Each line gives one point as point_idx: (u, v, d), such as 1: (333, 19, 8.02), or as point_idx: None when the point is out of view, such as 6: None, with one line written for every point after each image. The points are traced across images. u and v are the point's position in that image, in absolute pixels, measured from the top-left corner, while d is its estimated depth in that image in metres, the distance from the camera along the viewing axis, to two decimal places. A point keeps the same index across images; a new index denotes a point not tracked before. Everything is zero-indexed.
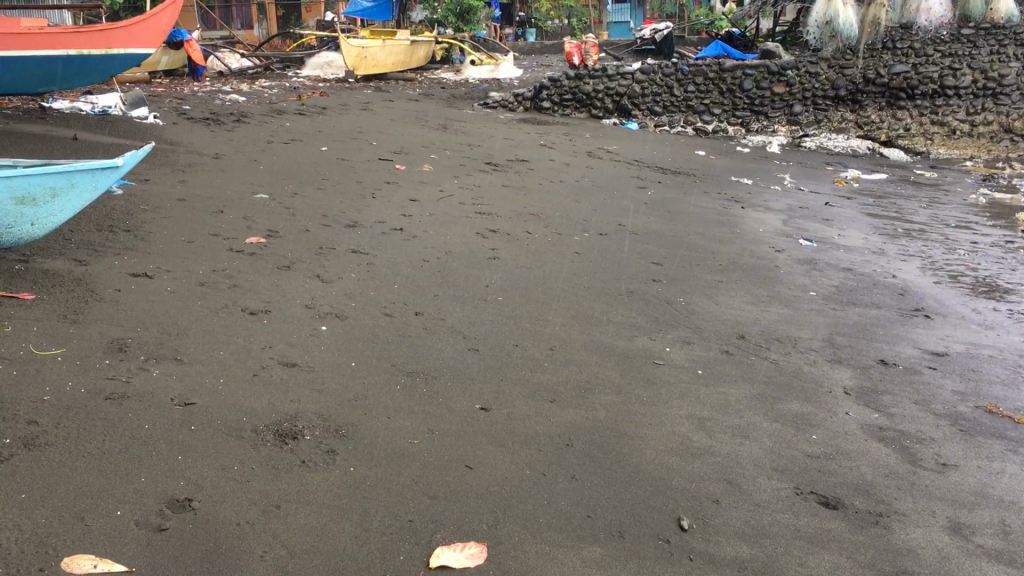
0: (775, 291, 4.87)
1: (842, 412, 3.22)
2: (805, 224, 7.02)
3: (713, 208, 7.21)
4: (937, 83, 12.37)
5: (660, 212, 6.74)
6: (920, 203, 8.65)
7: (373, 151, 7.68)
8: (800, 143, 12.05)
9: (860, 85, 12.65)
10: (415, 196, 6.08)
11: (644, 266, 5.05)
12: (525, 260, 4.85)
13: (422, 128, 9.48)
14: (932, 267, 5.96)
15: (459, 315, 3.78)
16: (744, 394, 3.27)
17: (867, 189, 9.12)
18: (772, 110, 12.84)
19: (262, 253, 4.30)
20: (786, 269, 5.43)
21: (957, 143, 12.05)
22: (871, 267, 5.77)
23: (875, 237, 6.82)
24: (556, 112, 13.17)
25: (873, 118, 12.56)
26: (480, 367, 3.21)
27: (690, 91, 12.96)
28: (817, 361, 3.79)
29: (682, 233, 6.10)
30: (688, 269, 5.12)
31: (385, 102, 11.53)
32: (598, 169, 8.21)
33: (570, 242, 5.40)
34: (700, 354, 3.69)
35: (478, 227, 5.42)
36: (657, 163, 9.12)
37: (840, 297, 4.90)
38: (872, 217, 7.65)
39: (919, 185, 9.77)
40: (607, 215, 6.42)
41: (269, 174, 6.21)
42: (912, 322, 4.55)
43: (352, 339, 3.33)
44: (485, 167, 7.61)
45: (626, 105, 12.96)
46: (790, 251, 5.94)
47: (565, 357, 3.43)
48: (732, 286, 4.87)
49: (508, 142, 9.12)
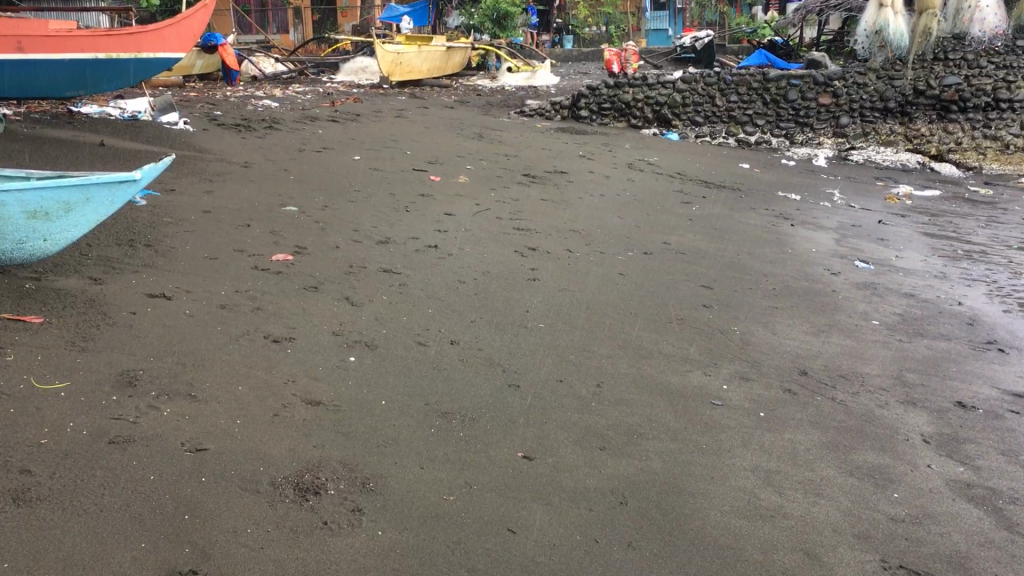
0: (835, 319, 4.55)
1: (923, 464, 2.90)
2: (859, 245, 6.68)
3: (761, 226, 6.88)
4: (990, 96, 11.96)
5: (706, 230, 6.44)
6: (977, 222, 8.27)
7: (408, 161, 7.44)
8: (847, 156, 11.71)
9: (910, 97, 12.23)
10: (450, 211, 5.82)
11: (694, 290, 4.74)
12: (567, 282, 4.56)
13: (458, 137, 9.24)
14: (998, 293, 5.61)
15: (498, 344, 3.50)
16: (813, 442, 2.96)
17: (920, 207, 8.75)
18: (817, 122, 12.46)
19: (288, 271, 4.06)
20: (843, 295, 5.11)
21: (1011, 159, 11.70)
22: (933, 293, 5.44)
23: (934, 260, 6.46)
24: (594, 120, 12.80)
25: (924, 131, 12.20)
26: (523, 406, 2.93)
27: (733, 101, 12.55)
28: (887, 401, 3.47)
29: (731, 254, 5.79)
30: (740, 293, 4.81)
31: (420, 109, 11.30)
32: (641, 183, 7.92)
33: (615, 262, 5.11)
34: (760, 392, 3.39)
35: (517, 245, 5.15)
36: (700, 176, 8.81)
37: (905, 327, 4.56)
38: (929, 237, 7.29)
39: (974, 203, 9.36)
40: (652, 232, 6.13)
41: (299, 185, 5.99)
42: (986, 357, 4.21)
43: (383, 371, 3.07)
44: (523, 179, 7.35)
45: (667, 115, 12.63)
46: (847, 275, 5.62)
47: (614, 396, 3.13)
48: (788, 313, 4.55)
49: (546, 152, 8.86)
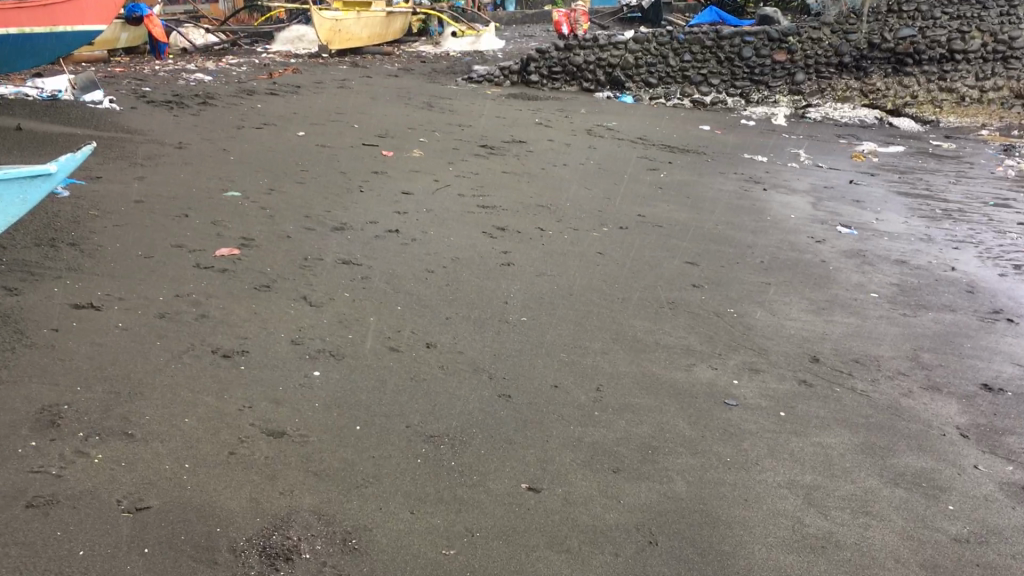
0: (833, 293, 4.24)
1: (970, 465, 2.58)
2: (836, 208, 6.40)
3: (732, 191, 6.57)
4: (945, 47, 11.72)
5: (678, 198, 6.10)
6: (947, 178, 8.08)
7: (357, 136, 6.97)
8: (804, 114, 11.39)
9: (864, 51, 11.98)
10: (408, 189, 5.39)
11: (680, 267, 4.39)
12: (545, 266, 4.18)
13: (408, 107, 8.77)
14: (988, 255, 5.36)
15: (481, 345, 3.11)
16: (846, 443, 2.63)
17: (887, 164, 8.53)
18: (773, 79, 12.16)
19: (235, 268, 3.61)
20: (834, 265, 4.80)
21: (967, 111, 11.51)
22: (924, 257, 5.17)
23: (915, 220, 6.21)
24: (545, 85, 12.39)
25: (879, 86, 11.88)
26: (519, 423, 2.55)
27: (686, 60, 12.30)
28: (910, 388, 3.15)
29: (709, 224, 5.45)
30: (728, 269, 4.47)
31: (364, 79, 10.78)
32: (603, 150, 7.54)
33: (591, 240, 4.75)
34: (773, 384, 3.05)
35: (484, 225, 4.75)
36: (663, 140, 8.48)
37: (906, 300, 4.27)
38: (904, 196, 7.06)
39: (939, 157, 9.18)
40: (623, 203, 5.76)
41: (241, 166, 5.49)
42: (998, 330, 3.93)
43: (355, 387, 2.66)
44: (480, 150, 6.93)
45: (620, 77, 12.23)
46: (832, 242, 5.32)
47: (618, 401, 2.77)
48: (782, 289, 4.23)
49: (501, 121, 8.43)
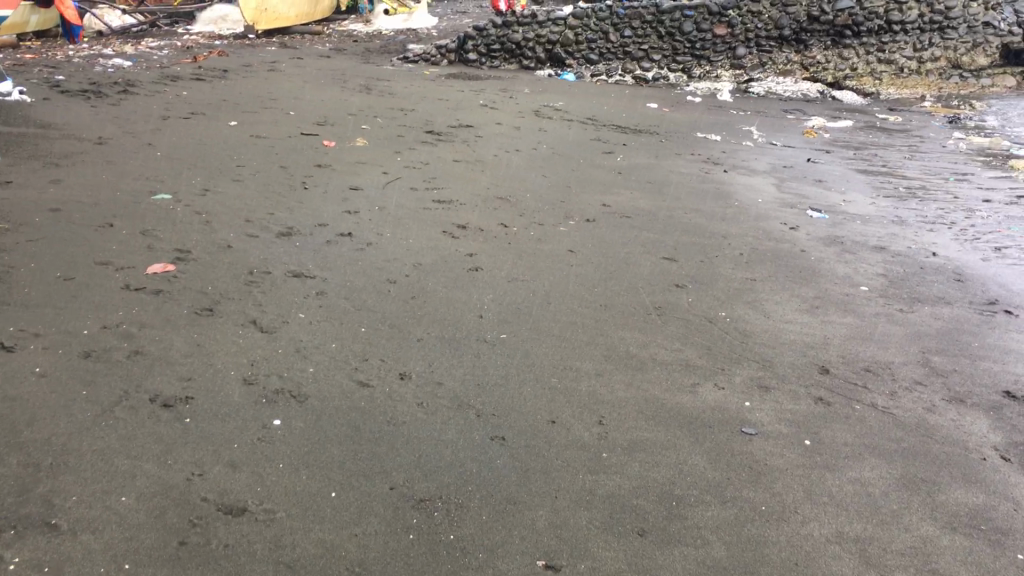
0: (822, 289, 3.95)
1: (1023, 497, 2.30)
2: (801, 189, 6.16)
3: (692, 175, 6.28)
4: (883, 19, 11.66)
5: (640, 185, 5.79)
6: (902, 152, 7.91)
7: (293, 124, 6.48)
8: (748, 89, 11.22)
9: (805, 23, 11.72)
10: (355, 184, 4.97)
11: (658, 266, 4.07)
12: (516, 271, 3.82)
13: (343, 90, 8.28)
14: (965, 236, 5.15)
15: (461, 375, 2.74)
16: (884, 478, 2.34)
17: (840, 140, 8.34)
18: (714, 54, 11.84)
19: (171, 288, 3.17)
20: (815, 255, 4.53)
21: (906, 82, 11.62)
22: (902, 242, 4.93)
23: (882, 201, 5.99)
24: (483, 64, 12.04)
25: (819, 58, 11.74)
26: (520, 475, 2.20)
27: (627, 35, 11.84)
28: (931, 400, 2.86)
29: (678, 213, 5.15)
30: (709, 265, 4.17)
31: (294, 60, 10.23)
32: (554, 133, 7.18)
33: (558, 236, 4.40)
34: (789, 404, 2.74)
35: (445, 225, 4.37)
36: (613, 120, 8.16)
37: (898, 293, 4.00)
38: (864, 174, 6.85)
39: (889, 131, 9.02)
40: (585, 192, 5.42)
41: (168, 162, 5.00)
42: (1000, 323, 3.67)
43: (325, 439, 2.27)
44: (426, 136, 6.52)
45: (560, 55, 11.90)
46: (806, 228, 5.06)
47: (626, 437, 2.43)
48: (770, 286, 3.93)
49: (444, 103, 7.99)
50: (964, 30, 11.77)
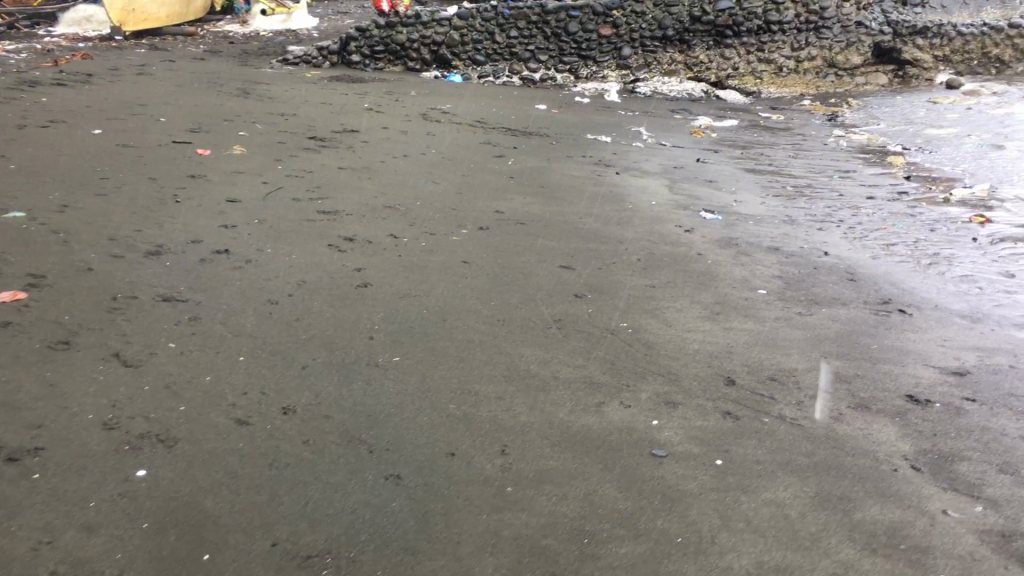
0: (721, 294, 3.89)
1: (939, 510, 2.23)
2: (693, 190, 6.15)
3: (585, 178, 6.19)
4: (761, 19, 11.89)
5: (533, 190, 5.66)
6: (786, 151, 8.03)
7: (165, 132, 6.11)
8: (634, 89, 11.28)
9: (687, 23, 11.82)
10: (232, 195, 4.67)
11: (554, 276, 3.94)
12: (406, 286, 3.62)
13: (220, 94, 7.90)
14: (854, 234, 5.20)
15: (350, 405, 2.53)
16: (799, 496, 2.24)
17: (727, 139, 8.42)
18: (600, 54, 11.83)
19: (22, 319, 2.86)
20: (712, 258, 4.48)
21: (785, 81, 11.97)
22: (794, 242, 4.93)
23: (772, 200, 6.02)
24: (366, 66, 11.65)
25: (702, 58, 11.93)
26: (417, 520, 2.02)
27: (513, 36, 11.72)
28: (838, 408, 2.80)
29: (572, 218, 5.04)
30: (606, 272, 4.06)
31: (167, 63, 9.74)
32: (443, 137, 7.00)
33: (450, 247, 4.23)
34: (697, 421, 2.63)
35: (330, 238, 4.14)
36: (502, 123, 8.02)
37: (795, 295, 3.97)
38: (753, 174, 6.90)
39: (772, 129, 9.15)
40: (476, 198, 5.25)
41: (23, 176, 4.60)
42: (896, 323, 3.66)
43: (197, 492, 2.04)
44: (309, 143, 6.24)
45: (446, 56, 11.68)
46: (700, 231, 5.02)
47: (530, 468, 2.27)
48: (669, 293, 3.84)
49: (327, 108, 7.70)
50: (839, 30, 12.08)
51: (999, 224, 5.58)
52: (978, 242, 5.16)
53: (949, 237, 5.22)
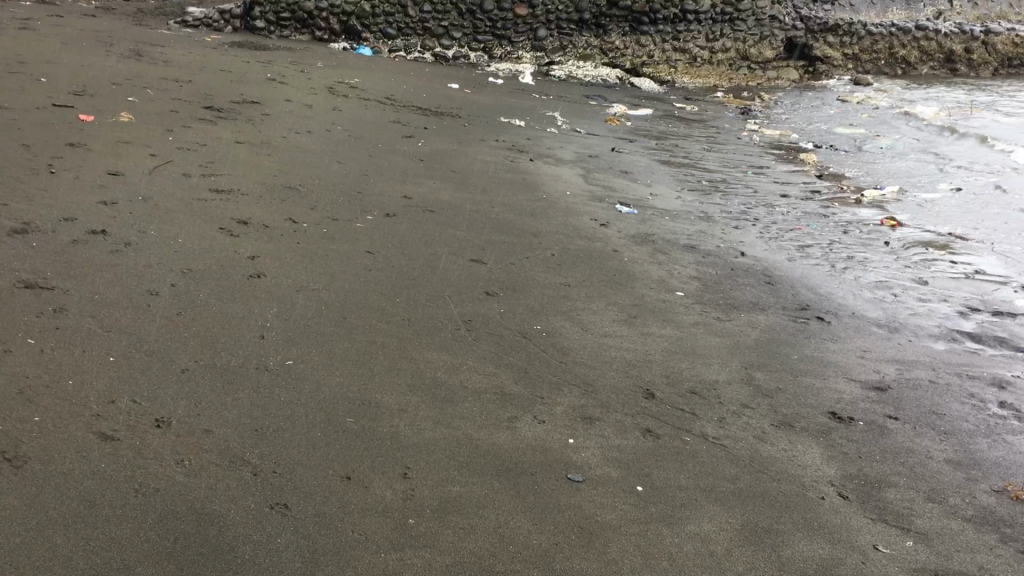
0: (639, 295, 3.73)
1: (870, 546, 2.09)
2: (609, 181, 5.99)
3: (498, 164, 5.97)
4: (678, 7, 11.78)
5: (444, 175, 5.41)
6: (701, 143, 7.97)
7: (45, 93, 5.62)
8: (549, 72, 11.16)
9: (604, 8, 11.60)
10: (115, 168, 4.29)
11: (464, 271, 3.71)
12: (304, 278, 3.34)
13: (110, 54, 7.38)
14: (770, 234, 5.11)
15: (235, 416, 2.26)
16: (725, 530, 2.07)
17: (642, 128, 8.30)
18: (515, 34, 11.53)
19: None
20: (628, 256, 4.32)
21: (699, 72, 11.96)
22: (710, 240, 4.82)
23: (687, 195, 5.92)
24: (272, 33, 11.05)
25: (617, 44, 11.74)
26: (306, 561, 1.77)
27: (426, 11, 11.35)
28: (761, 426, 2.65)
29: (484, 207, 4.81)
30: (518, 269, 3.86)
31: (53, 18, 9.09)
32: (350, 113, 6.67)
33: (353, 235, 3.96)
34: (616, 440, 2.44)
35: (223, 222, 3.81)
36: (412, 101, 7.73)
37: (713, 298, 3.83)
38: (667, 165, 6.79)
39: (686, 120, 9.09)
40: (383, 181, 4.98)
41: None
42: (814, 332, 3.56)
43: (45, 527, 1.75)
44: (205, 113, 5.85)
45: (356, 28, 11.20)
46: (616, 224, 4.86)
47: (437, 496, 2.05)
48: (583, 292, 3.66)
49: (227, 75, 7.26)
50: (753, 23, 12.13)
51: (909, 228, 5.59)
52: (889, 246, 5.15)
53: (862, 241, 5.19)
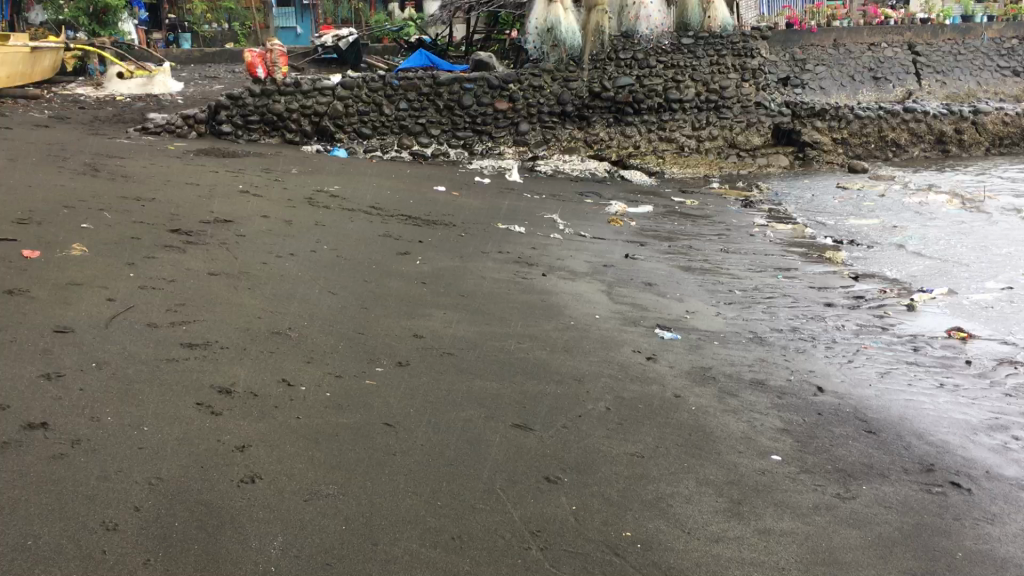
0: (731, 465, 2.97)
1: None
2: (634, 296, 5.29)
3: (508, 283, 5.23)
4: (661, 96, 11.38)
5: (454, 302, 4.67)
6: (715, 243, 7.31)
7: None
8: (534, 167, 10.50)
9: (586, 99, 11.17)
10: (64, 323, 3.50)
11: (511, 445, 2.94)
12: (313, 478, 2.54)
13: (63, 171, 6.63)
14: (837, 357, 4.41)
15: None
16: None
17: (648, 229, 7.64)
18: (496, 129, 11.01)
19: None
20: (694, 403, 3.57)
21: (688, 160, 11.31)
22: (776, 371, 4.10)
23: (725, 308, 5.24)
24: (240, 137, 10.48)
25: (602, 136, 11.23)
26: None
27: (402, 108, 10.81)
28: None
29: (509, 343, 4.06)
30: (575, 434, 3.09)
31: (1, 131, 8.37)
32: (335, 229, 5.96)
33: (364, 400, 3.17)
34: None
35: (200, 393, 3.02)
36: (399, 210, 7.02)
37: (820, 463, 3.08)
38: (691, 273, 6.12)
39: (690, 217, 8.44)
40: (386, 317, 4.22)
41: None
42: (964, 509, 2.81)
43: None
44: (172, 238, 5.09)
45: (328, 128, 10.62)
46: (664, 358, 4.13)
47: None
48: (664, 467, 2.89)
49: (195, 190, 6.54)
50: (739, 110, 11.68)
51: (984, 340, 4.90)
52: (973, 366, 4.46)
53: (942, 361, 4.48)
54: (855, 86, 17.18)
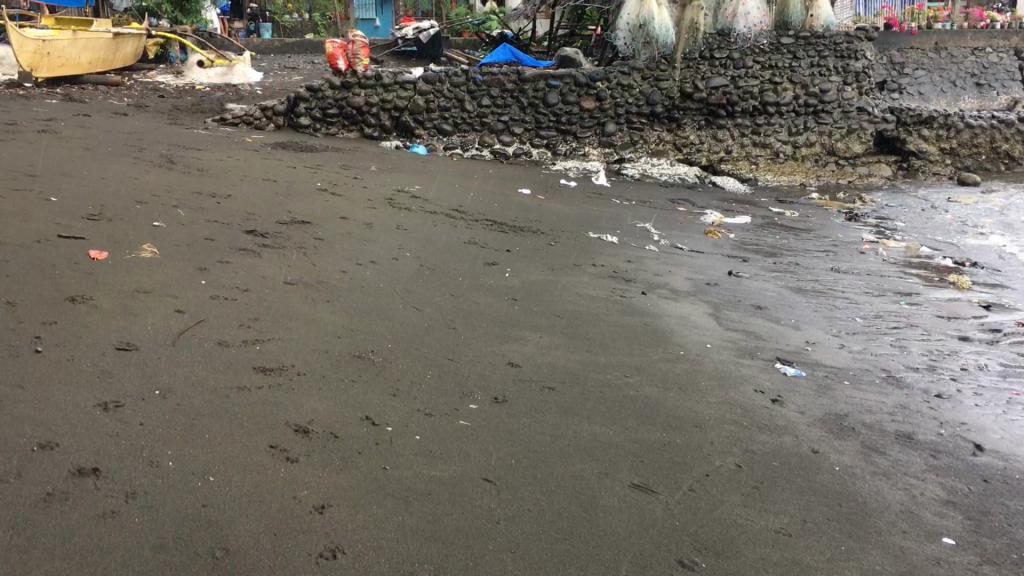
0: (899, 553, 2.46)
1: None
2: (744, 321, 4.79)
3: (607, 301, 4.76)
4: (757, 99, 10.73)
5: (551, 324, 4.22)
6: (824, 260, 6.75)
7: (52, 218, 4.55)
8: (620, 170, 9.99)
9: (677, 100, 10.61)
10: (128, 339, 3.14)
11: (633, 512, 2.48)
12: (404, 555, 2.11)
13: (139, 162, 6.36)
14: (990, 406, 3.86)
15: None
16: None
17: (748, 242, 7.09)
18: (581, 129, 10.52)
19: None
20: (836, 460, 3.07)
21: (783, 167, 10.68)
22: (925, 423, 3.56)
23: (848, 339, 4.70)
24: (318, 130, 10.23)
25: (692, 139, 10.68)
26: None
27: (485, 105, 10.39)
28: None
29: (616, 377, 3.60)
30: (705, 500, 2.62)
31: (80, 118, 8.19)
32: (418, 234, 5.56)
33: (459, 447, 2.74)
34: None
35: (274, 433, 2.62)
36: (485, 214, 6.61)
37: (1003, 552, 2.56)
38: (802, 295, 5.59)
39: (792, 229, 7.87)
40: (477, 340, 3.79)
41: None
42: None
43: None
44: (247, 240, 4.74)
45: (408, 124, 10.27)
46: (793, 400, 3.63)
47: None
48: (819, 552, 2.40)
49: (272, 187, 6.21)
50: (839, 115, 10.94)
51: None
52: None
53: None
54: (956, 92, 16.29)
